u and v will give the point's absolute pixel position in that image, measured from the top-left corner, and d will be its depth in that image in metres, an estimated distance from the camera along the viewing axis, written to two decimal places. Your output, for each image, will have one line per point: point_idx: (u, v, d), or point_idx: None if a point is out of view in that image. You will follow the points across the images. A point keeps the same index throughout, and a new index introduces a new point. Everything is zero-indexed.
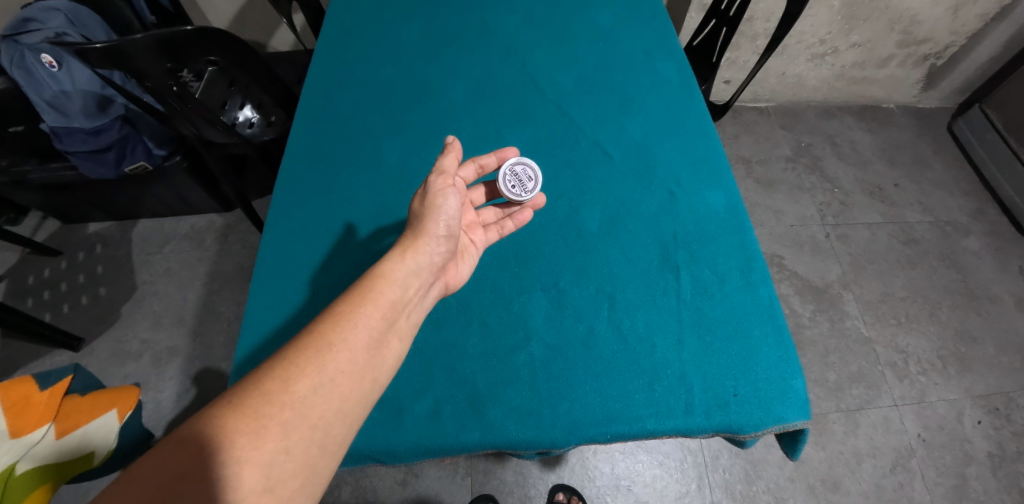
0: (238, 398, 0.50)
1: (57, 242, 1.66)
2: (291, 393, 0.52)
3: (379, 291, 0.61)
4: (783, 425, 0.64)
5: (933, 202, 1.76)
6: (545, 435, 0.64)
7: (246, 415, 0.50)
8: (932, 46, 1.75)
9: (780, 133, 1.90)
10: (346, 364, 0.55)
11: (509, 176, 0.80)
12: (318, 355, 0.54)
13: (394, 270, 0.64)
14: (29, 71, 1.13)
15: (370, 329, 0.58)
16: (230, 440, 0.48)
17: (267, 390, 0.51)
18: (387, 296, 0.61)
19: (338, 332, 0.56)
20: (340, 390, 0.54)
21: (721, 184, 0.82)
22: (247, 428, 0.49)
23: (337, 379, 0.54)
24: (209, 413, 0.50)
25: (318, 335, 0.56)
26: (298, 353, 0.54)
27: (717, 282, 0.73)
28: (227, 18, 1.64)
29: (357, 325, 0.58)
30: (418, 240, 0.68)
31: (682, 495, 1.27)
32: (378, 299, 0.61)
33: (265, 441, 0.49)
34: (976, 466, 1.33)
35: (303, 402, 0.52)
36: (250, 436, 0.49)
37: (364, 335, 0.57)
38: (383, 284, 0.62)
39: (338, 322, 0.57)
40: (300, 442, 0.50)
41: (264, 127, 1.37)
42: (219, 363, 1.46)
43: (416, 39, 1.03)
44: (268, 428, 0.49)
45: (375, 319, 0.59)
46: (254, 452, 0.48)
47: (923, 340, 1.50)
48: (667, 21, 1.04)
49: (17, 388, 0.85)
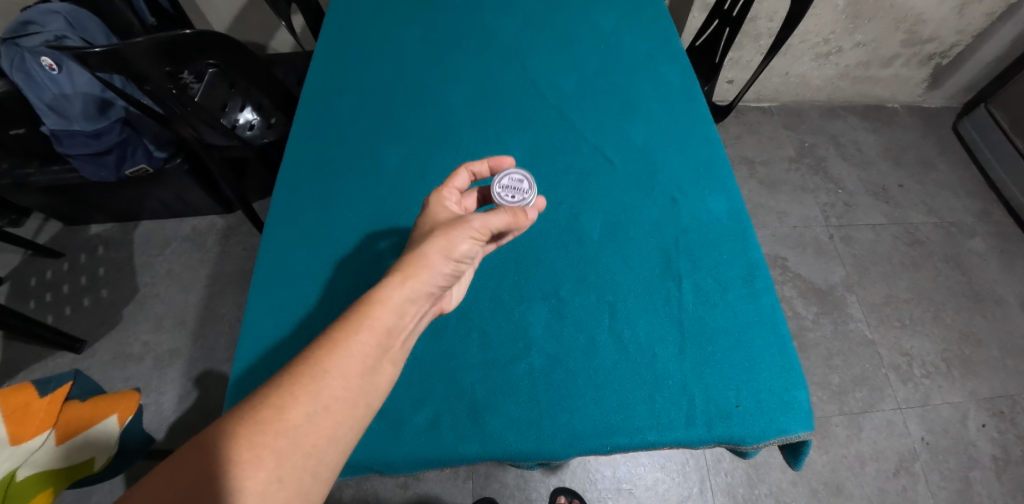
0: (233, 427, 0.50)
1: (59, 244, 1.67)
2: (284, 421, 0.51)
3: (375, 316, 0.58)
4: (786, 437, 0.64)
5: (938, 203, 1.74)
6: (545, 446, 0.63)
7: (241, 443, 0.49)
8: (937, 46, 1.73)
9: (784, 134, 1.89)
10: (338, 392, 0.54)
11: (502, 188, 0.76)
12: (311, 382, 0.53)
13: (391, 295, 0.60)
14: (29, 74, 1.12)
15: (364, 356, 0.56)
16: (227, 470, 0.48)
17: (259, 419, 0.51)
18: (382, 324, 0.58)
19: (332, 358, 0.55)
20: (330, 416, 0.53)
21: (723, 190, 0.81)
22: (242, 458, 0.49)
23: (331, 406, 0.53)
24: (205, 439, 0.49)
25: (308, 363, 0.54)
26: (292, 379, 0.53)
27: (719, 290, 0.73)
28: (227, 19, 1.64)
29: (352, 353, 0.56)
30: (415, 265, 0.62)
31: (684, 498, 1.26)
32: (372, 326, 0.58)
33: (259, 469, 0.49)
34: (980, 470, 1.32)
35: (296, 431, 0.51)
36: (245, 465, 0.49)
37: (358, 362, 0.56)
38: (380, 309, 0.59)
39: (332, 348, 0.56)
40: (293, 469, 0.50)
41: (264, 129, 1.35)
42: (220, 365, 1.46)
43: (417, 42, 1.02)
44: (262, 457, 0.49)
45: (369, 347, 0.57)
46: (249, 481, 0.48)
47: (928, 342, 1.49)
48: (670, 23, 1.03)
49: (17, 394, 0.85)
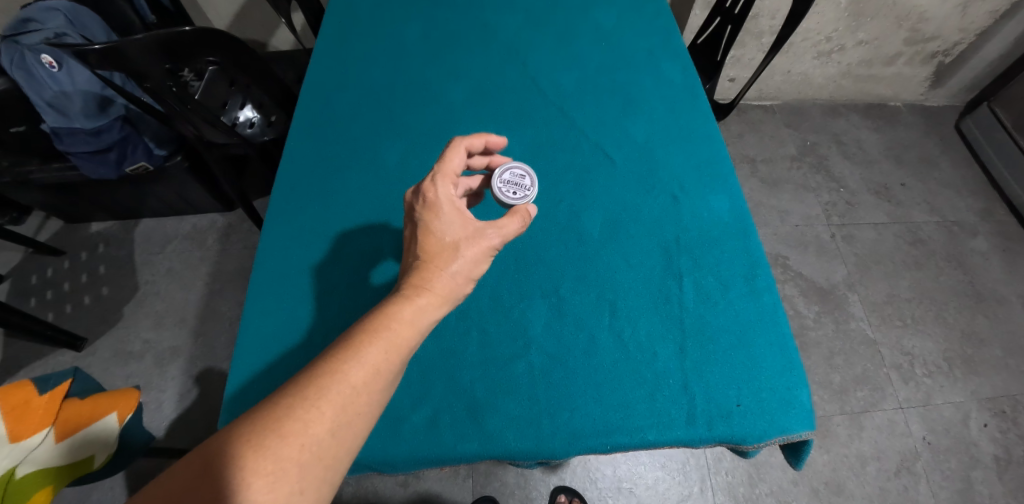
0: (255, 438, 0.46)
1: (60, 242, 1.67)
2: (309, 435, 0.47)
3: (401, 328, 0.53)
4: (788, 436, 0.63)
5: (940, 202, 1.74)
6: (545, 445, 0.63)
7: (264, 456, 0.45)
8: (941, 44, 1.72)
9: (786, 132, 1.88)
10: (363, 407, 0.50)
11: (503, 183, 0.73)
12: (337, 393, 0.49)
13: (417, 308, 0.55)
14: (29, 71, 1.12)
15: (389, 367, 0.52)
16: (247, 484, 0.44)
17: (284, 431, 0.46)
18: (409, 343, 0.54)
19: (357, 370, 0.50)
20: (353, 430, 0.50)
21: (725, 188, 0.81)
22: (264, 472, 0.45)
23: (354, 418, 0.49)
24: (225, 450, 0.45)
25: (334, 375, 0.49)
26: (315, 389, 0.48)
27: (720, 289, 0.72)
28: (228, 17, 1.63)
29: (378, 365, 0.51)
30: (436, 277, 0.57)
31: (684, 498, 1.26)
32: (399, 343, 0.53)
33: (281, 483, 0.45)
34: (982, 470, 1.32)
35: (320, 446, 0.47)
36: (267, 479, 0.45)
37: (384, 373, 0.52)
38: (409, 322, 0.54)
39: (354, 357, 0.50)
40: (315, 483, 0.47)
41: (264, 127, 1.35)
42: (220, 363, 1.46)
43: (416, 40, 1.02)
44: (285, 471, 0.45)
45: (395, 365, 0.53)
46: (271, 496, 0.44)
47: (930, 342, 1.48)
48: (671, 21, 1.02)
49: (17, 392, 0.85)
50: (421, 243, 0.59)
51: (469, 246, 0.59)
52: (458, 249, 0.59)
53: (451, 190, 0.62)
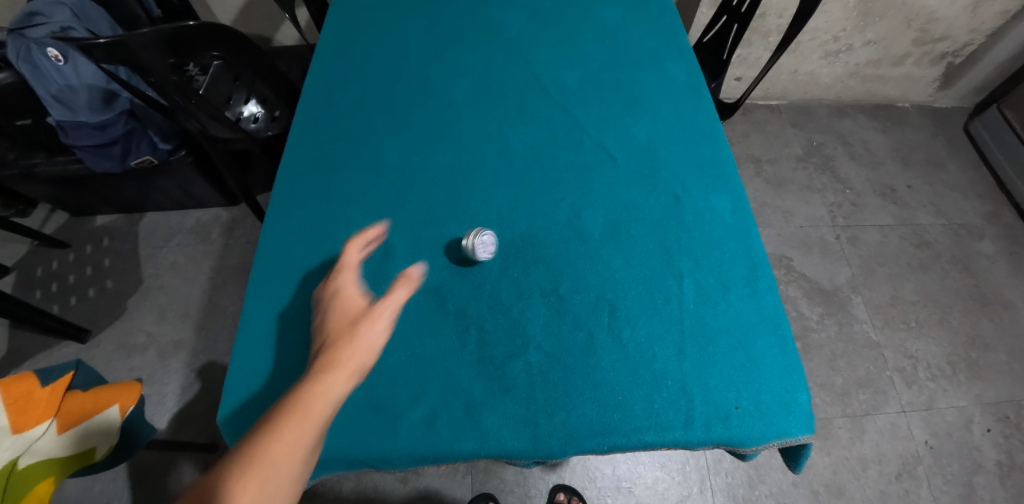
0: None
1: (65, 235, 1.68)
2: None
3: (315, 406, 0.56)
4: (786, 439, 0.63)
5: (946, 204, 1.72)
6: (541, 446, 0.63)
7: None
8: (950, 45, 1.70)
9: (792, 132, 1.87)
10: (279, 491, 0.52)
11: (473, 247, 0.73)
12: (254, 481, 0.50)
13: (329, 384, 0.58)
14: (36, 65, 1.13)
15: (305, 446, 0.54)
16: None
17: None
18: (322, 418, 0.56)
19: (271, 455, 0.52)
20: None
21: (727, 188, 0.81)
22: None
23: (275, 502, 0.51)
24: None
25: (247, 464, 0.51)
26: (233, 483, 0.50)
27: (720, 290, 0.72)
28: (233, 11, 1.64)
29: (294, 446, 0.54)
30: (344, 350, 0.62)
31: (683, 498, 1.26)
32: (314, 421, 0.56)
33: None
34: (984, 475, 1.31)
35: None
36: None
37: (301, 454, 0.54)
38: (321, 398, 0.57)
39: (272, 440, 0.53)
40: None
41: (269, 122, 1.35)
42: (222, 357, 1.47)
43: (419, 37, 1.02)
44: None
45: (310, 443, 0.55)
46: None
47: (934, 345, 1.47)
48: (677, 19, 1.02)
49: (19, 384, 0.86)
50: (327, 329, 0.65)
51: (368, 325, 0.66)
52: (360, 329, 0.65)
53: (349, 281, 0.71)
